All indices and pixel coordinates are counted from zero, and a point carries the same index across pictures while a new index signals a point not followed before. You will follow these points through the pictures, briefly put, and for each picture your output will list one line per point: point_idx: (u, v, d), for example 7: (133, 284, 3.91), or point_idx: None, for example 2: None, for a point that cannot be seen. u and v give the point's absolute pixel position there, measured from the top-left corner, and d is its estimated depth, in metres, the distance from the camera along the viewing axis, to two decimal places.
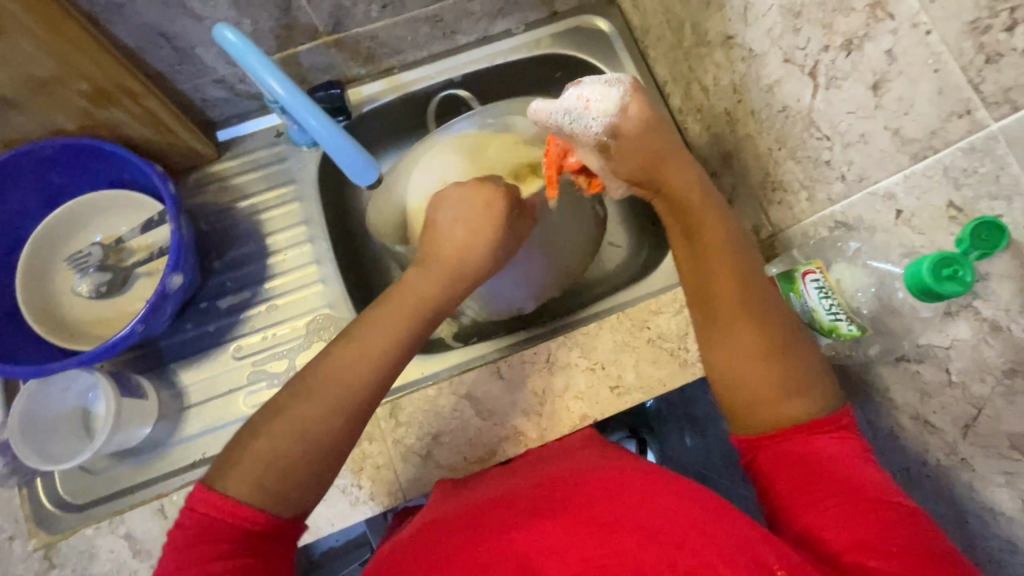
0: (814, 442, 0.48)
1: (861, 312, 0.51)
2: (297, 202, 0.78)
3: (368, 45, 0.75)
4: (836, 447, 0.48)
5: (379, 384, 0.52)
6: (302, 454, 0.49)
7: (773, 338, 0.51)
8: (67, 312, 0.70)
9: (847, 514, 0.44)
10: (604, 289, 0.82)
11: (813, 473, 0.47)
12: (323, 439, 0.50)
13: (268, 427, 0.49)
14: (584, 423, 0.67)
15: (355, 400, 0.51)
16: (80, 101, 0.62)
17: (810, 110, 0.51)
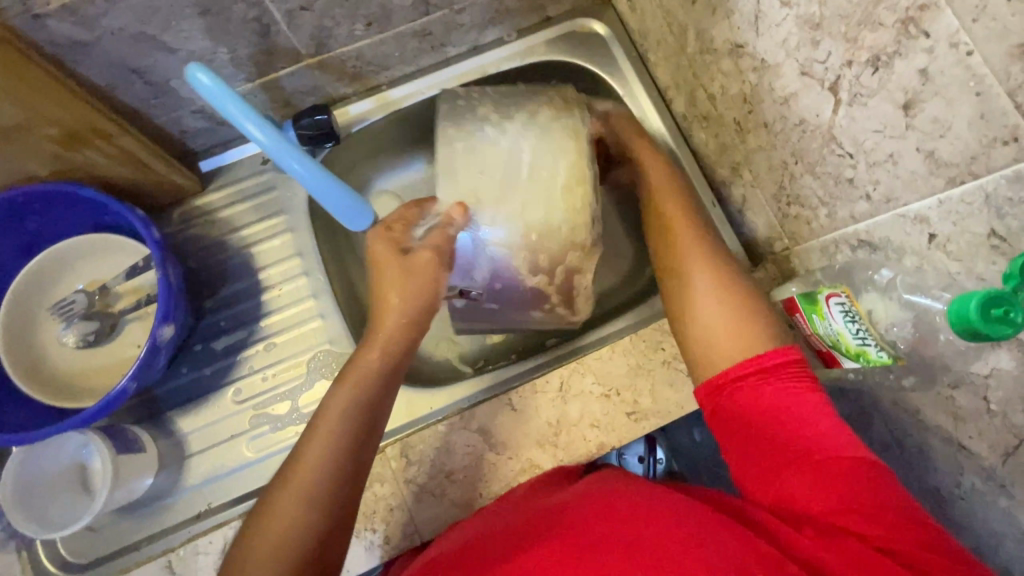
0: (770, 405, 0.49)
1: (897, 344, 0.48)
2: (289, 233, 0.74)
3: (354, 64, 0.71)
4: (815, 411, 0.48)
5: (343, 453, 0.52)
6: (287, 554, 0.48)
7: (738, 292, 0.57)
8: (54, 365, 0.66)
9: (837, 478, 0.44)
10: (613, 305, 0.79)
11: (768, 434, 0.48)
12: (306, 535, 0.49)
13: (257, 529, 0.49)
14: (602, 451, 0.65)
15: (320, 486, 0.51)
16: (51, 145, 0.58)
17: (830, 126, 0.48)
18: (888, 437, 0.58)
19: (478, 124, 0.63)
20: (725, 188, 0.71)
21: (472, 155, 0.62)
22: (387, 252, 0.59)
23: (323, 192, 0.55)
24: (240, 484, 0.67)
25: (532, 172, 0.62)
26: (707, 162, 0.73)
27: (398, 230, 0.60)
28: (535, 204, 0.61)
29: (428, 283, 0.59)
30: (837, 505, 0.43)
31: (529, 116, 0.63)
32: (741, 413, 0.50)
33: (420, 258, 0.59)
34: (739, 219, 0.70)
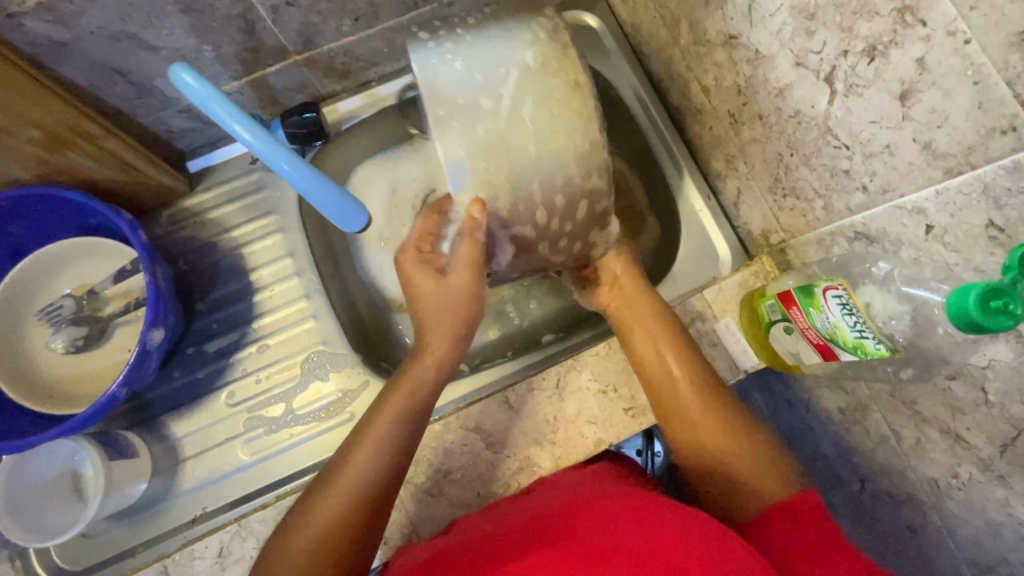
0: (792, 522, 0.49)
1: (895, 338, 0.47)
2: (280, 234, 0.73)
3: (342, 61, 0.70)
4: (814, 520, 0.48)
5: (383, 470, 0.52)
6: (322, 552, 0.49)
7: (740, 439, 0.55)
8: (42, 372, 0.65)
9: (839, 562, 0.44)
10: None
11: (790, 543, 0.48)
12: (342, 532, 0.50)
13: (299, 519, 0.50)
14: (600, 448, 0.65)
15: (360, 489, 0.51)
16: (32, 147, 0.56)
17: (826, 117, 0.48)
18: (885, 428, 0.58)
19: (464, 73, 0.52)
20: (720, 181, 0.70)
21: (466, 111, 0.51)
22: (425, 279, 0.58)
23: (317, 195, 0.52)
24: (237, 487, 0.66)
25: (540, 130, 0.51)
26: (702, 155, 0.72)
27: (428, 251, 0.58)
28: (553, 165, 0.52)
29: (466, 297, 0.57)
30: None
31: (524, 61, 0.52)
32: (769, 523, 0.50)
33: (462, 277, 0.56)
34: (735, 211, 0.70)
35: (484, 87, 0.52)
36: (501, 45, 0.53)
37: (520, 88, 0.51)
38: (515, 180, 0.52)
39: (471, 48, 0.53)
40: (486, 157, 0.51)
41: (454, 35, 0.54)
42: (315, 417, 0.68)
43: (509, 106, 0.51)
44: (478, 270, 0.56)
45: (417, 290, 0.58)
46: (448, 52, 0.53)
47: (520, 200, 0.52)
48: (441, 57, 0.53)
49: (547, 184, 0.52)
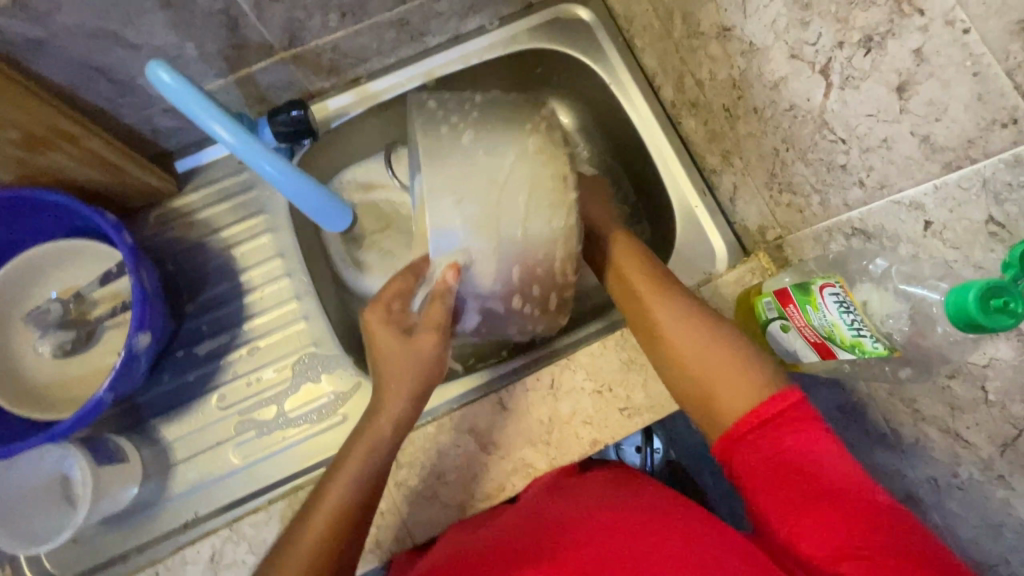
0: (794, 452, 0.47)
1: (893, 336, 0.47)
2: (269, 233, 0.72)
3: (330, 57, 0.69)
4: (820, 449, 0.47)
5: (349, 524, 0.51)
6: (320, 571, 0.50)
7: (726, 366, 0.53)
8: (30, 376, 0.64)
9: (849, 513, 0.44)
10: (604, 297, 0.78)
11: (777, 467, 0.47)
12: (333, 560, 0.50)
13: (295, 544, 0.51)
14: (595, 448, 0.64)
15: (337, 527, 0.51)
16: (12, 148, 0.55)
17: (822, 111, 0.47)
18: (884, 426, 0.57)
19: (459, 143, 0.53)
20: (715, 176, 0.69)
21: (459, 176, 0.52)
22: (386, 337, 0.55)
23: (302, 197, 0.52)
24: (228, 491, 0.65)
25: (529, 206, 0.52)
26: (697, 150, 0.71)
27: (397, 310, 0.56)
28: (536, 240, 0.53)
29: (433, 359, 0.55)
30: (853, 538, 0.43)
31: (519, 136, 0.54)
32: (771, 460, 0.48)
33: (428, 339, 0.54)
34: (731, 207, 0.69)
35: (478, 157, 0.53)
36: (502, 126, 0.54)
37: (514, 162, 0.52)
38: (498, 251, 0.53)
39: (465, 122, 0.55)
40: (473, 228, 0.52)
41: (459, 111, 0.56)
42: (306, 420, 0.67)
43: (499, 177, 0.52)
44: (445, 332, 0.55)
45: (380, 349, 0.55)
46: (447, 122, 0.55)
47: (498, 272, 0.53)
48: (440, 126, 0.55)
49: (528, 258, 0.53)
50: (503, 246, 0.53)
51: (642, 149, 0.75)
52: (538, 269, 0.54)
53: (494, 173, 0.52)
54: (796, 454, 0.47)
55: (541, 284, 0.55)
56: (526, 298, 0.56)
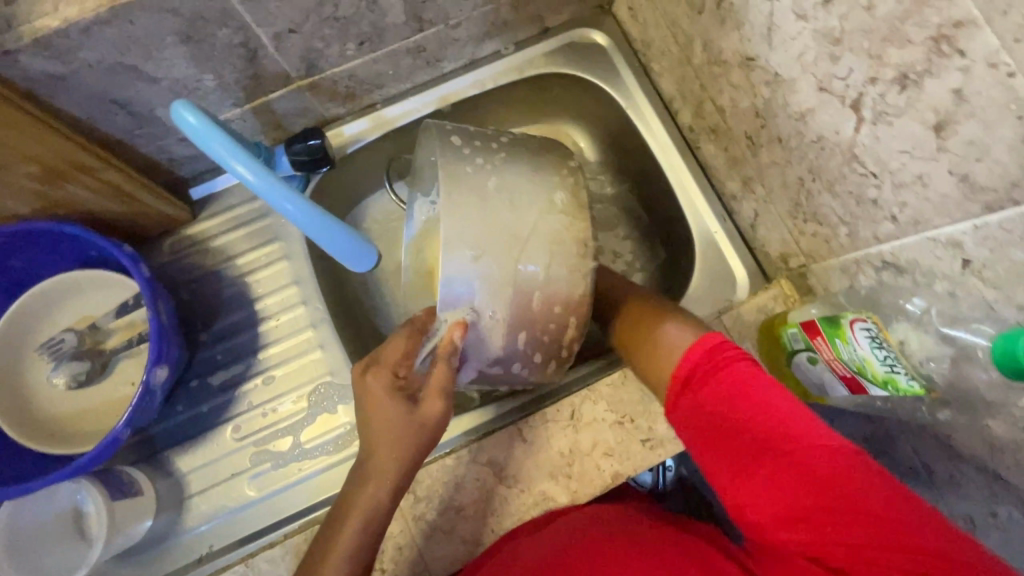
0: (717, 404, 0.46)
1: (934, 378, 0.45)
2: (285, 261, 0.72)
3: (346, 85, 0.68)
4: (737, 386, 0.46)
5: None
6: None
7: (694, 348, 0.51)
8: (44, 408, 0.64)
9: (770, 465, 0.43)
10: None
11: (717, 417, 0.46)
12: None
13: None
14: (616, 481, 0.63)
15: None
16: (30, 182, 0.55)
17: (852, 144, 0.46)
18: (915, 461, 0.55)
19: (484, 189, 0.54)
20: (735, 202, 0.68)
21: (480, 225, 0.52)
22: (388, 406, 0.52)
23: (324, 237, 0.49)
24: (241, 526, 0.64)
25: (547, 262, 0.53)
26: (716, 175, 0.70)
27: (403, 375, 0.54)
28: (549, 296, 0.54)
29: (435, 430, 0.53)
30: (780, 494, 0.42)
31: (544, 191, 0.56)
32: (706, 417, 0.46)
33: (433, 408, 0.52)
34: (751, 233, 0.68)
35: (501, 204, 0.54)
36: (530, 178, 0.56)
37: (536, 217, 0.54)
38: (510, 307, 0.53)
39: (492, 168, 0.56)
40: (489, 284, 0.52)
41: (486, 153, 0.57)
42: (323, 452, 0.66)
43: (522, 232, 0.53)
44: (449, 400, 0.53)
45: (379, 414, 0.52)
46: (474, 165, 0.55)
47: (507, 331, 0.54)
48: (465, 166, 0.55)
49: (538, 315, 0.54)
50: (515, 304, 0.53)
51: (660, 174, 0.74)
52: (544, 335, 0.55)
53: (515, 224, 0.53)
54: (735, 399, 0.45)
55: (543, 351, 0.56)
56: (526, 363, 0.57)
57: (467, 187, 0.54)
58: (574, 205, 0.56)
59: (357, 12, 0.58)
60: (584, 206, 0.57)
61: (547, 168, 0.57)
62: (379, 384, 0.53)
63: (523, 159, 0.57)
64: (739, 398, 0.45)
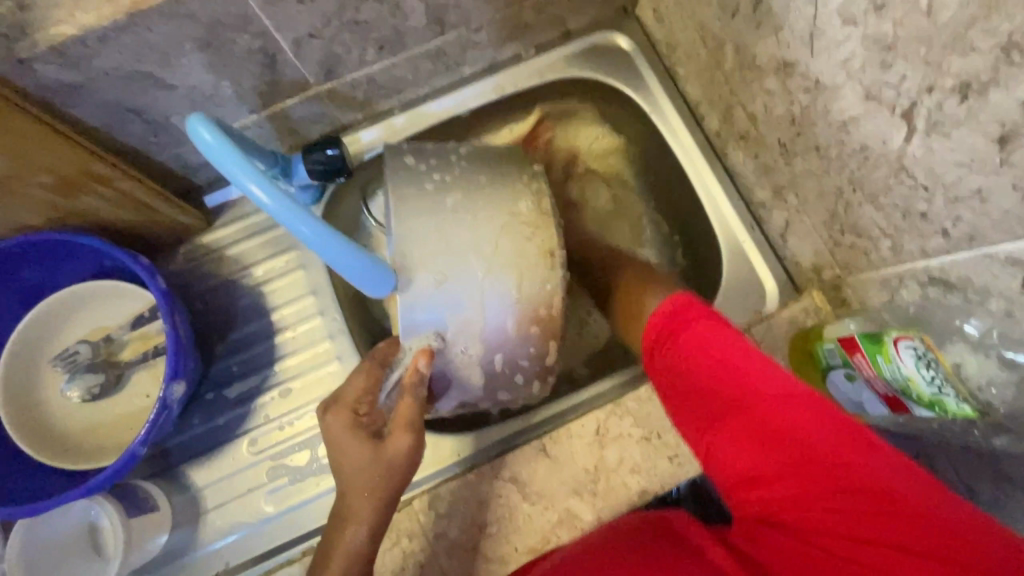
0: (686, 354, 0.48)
1: (995, 406, 0.43)
2: (302, 270, 0.70)
3: (364, 90, 0.67)
4: (698, 338, 0.48)
5: None
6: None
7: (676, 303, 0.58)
8: (58, 422, 0.62)
9: (731, 411, 0.44)
10: None
11: (686, 377, 0.48)
12: None
13: None
14: (644, 498, 0.61)
15: None
16: (44, 193, 0.53)
17: (900, 155, 0.44)
18: None
19: (441, 208, 0.49)
20: (764, 211, 0.66)
21: (440, 248, 0.48)
22: (350, 444, 0.46)
23: (342, 263, 0.42)
24: (263, 541, 0.63)
25: (518, 281, 0.49)
26: (743, 183, 0.68)
27: (365, 413, 0.48)
28: (523, 319, 0.50)
29: (405, 469, 0.46)
30: (745, 441, 0.43)
31: (507, 203, 0.51)
32: (676, 376, 0.48)
33: (400, 444, 0.45)
34: (782, 242, 0.65)
35: (458, 221, 0.49)
36: (492, 189, 0.51)
37: (500, 233, 0.50)
38: (483, 331, 0.49)
39: (448, 181, 0.51)
40: (454, 313, 0.48)
41: (439, 164, 0.52)
42: None
43: (487, 253, 0.49)
44: (420, 434, 0.47)
45: (344, 457, 0.46)
46: (430, 181, 0.50)
47: (478, 358, 0.50)
48: (422, 184, 0.50)
49: (515, 338, 0.50)
50: (491, 330, 0.49)
51: (685, 180, 0.72)
52: (522, 360, 0.51)
53: (477, 240, 0.49)
54: (692, 355, 0.48)
55: (524, 372, 0.52)
56: (508, 386, 0.53)
57: (418, 207, 0.49)
58: (532, 212, 0.51)
59: (378, 16, 0.57)
60: (548, 214, 0.52)
61: (509, 174, 0.53)
62: (343, 421, 0.47)
63: (489, 167, 0.53)
64: (701, 359, 0.47)
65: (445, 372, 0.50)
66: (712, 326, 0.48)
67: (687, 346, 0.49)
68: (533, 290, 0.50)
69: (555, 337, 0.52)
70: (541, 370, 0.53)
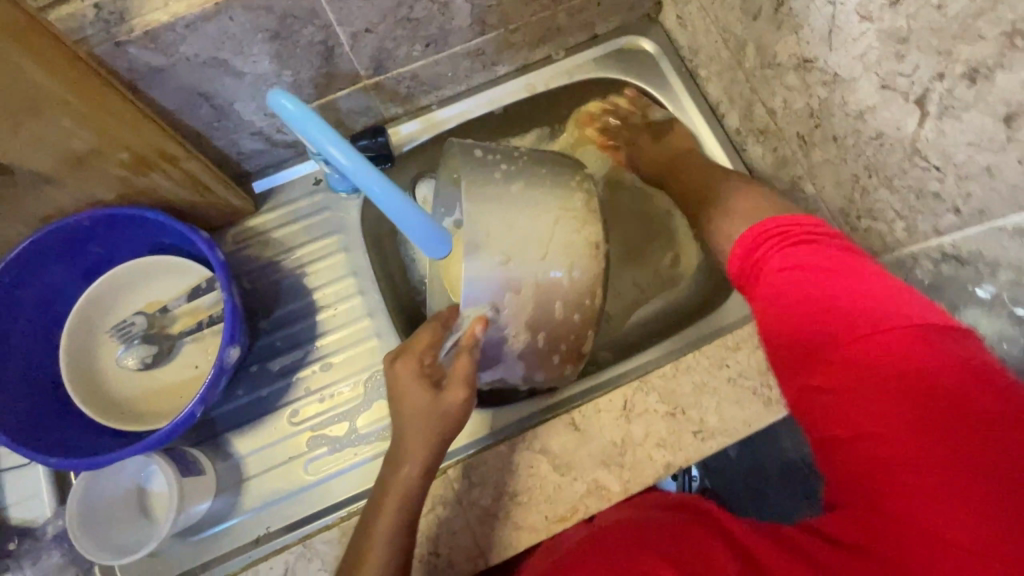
0: (783, 283, 0.47)
1: None
2: (342, 253, 0.74)
3: (408, 85, 0.71)
4: (798, 266, 0.47)
5: None
6: None
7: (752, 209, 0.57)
8: (113, 388, 0.66)
9: (832, 344, 0.42)
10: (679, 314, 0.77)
11: (784, 310, 0.46)
12: None
13: None
14: (669, 471, 0.64)
15: None
16: (119, 169, 0.58)
17: (914, 139, 0.48)
18: None
19: (505, 193, 0.53)
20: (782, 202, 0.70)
21: (503, 229, 0.52)
22: (414, 394, 0.50)
23: (407, 223, 0.48)
24: (301, 507, 0.66)
25: (568, 269, 0.53)
26: (762, 176, 0.72)
27: (429, 364, 0.51)
28: (569, 303, 0.54)
29: (458, 418, 0.51)
30: (847, 375, 0.41)
31: (563, 197, 0.55)
32: (774, 307, 0.47)
33: (456, 397, 0.50)
34: None
35: (522, 209, 0.53)
36: (552, 183, 0.55)
37: (555, 224, 0.53)
38: (531, 311, 0.53)
39: (514, 170, 0.55)
40: (513, 290, 0.52)
41: (506, 156, 0.56)
42: (379, 437, 0.68)
43: (544, 238, 0.52)
44: (473, 389, 0.51)
45: (406, 404, 0.50)
46: (498, 170, 0.54)
47: (525, 333, 0.54)
48: (491, 171, 0.54)
49: (560, 319, 0.54)
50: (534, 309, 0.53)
51: None
52: (561, 342, 0.56)
53: (534, 224, 0.53)
54: (790, 286, 0.46)
55: (562, 353, 0.56)
56: (544, 367, 0.57)
57: (484, 192, 0.53)
58: (586, 209, 0.55)
59: (428, 14, 0.62)
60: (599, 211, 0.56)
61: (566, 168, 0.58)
62: (410, 373, 0.50)
63: (548, 164, 0.57)
64: (801, 289, 0.45)
65: (497, 343, 0.54)
66: (813, 254, 0.47)
67: (783, 277, 0.47)
68: (582, 276, 0.54)
69: (593, 325, 0.56)
70: (578, 353, 0.58)
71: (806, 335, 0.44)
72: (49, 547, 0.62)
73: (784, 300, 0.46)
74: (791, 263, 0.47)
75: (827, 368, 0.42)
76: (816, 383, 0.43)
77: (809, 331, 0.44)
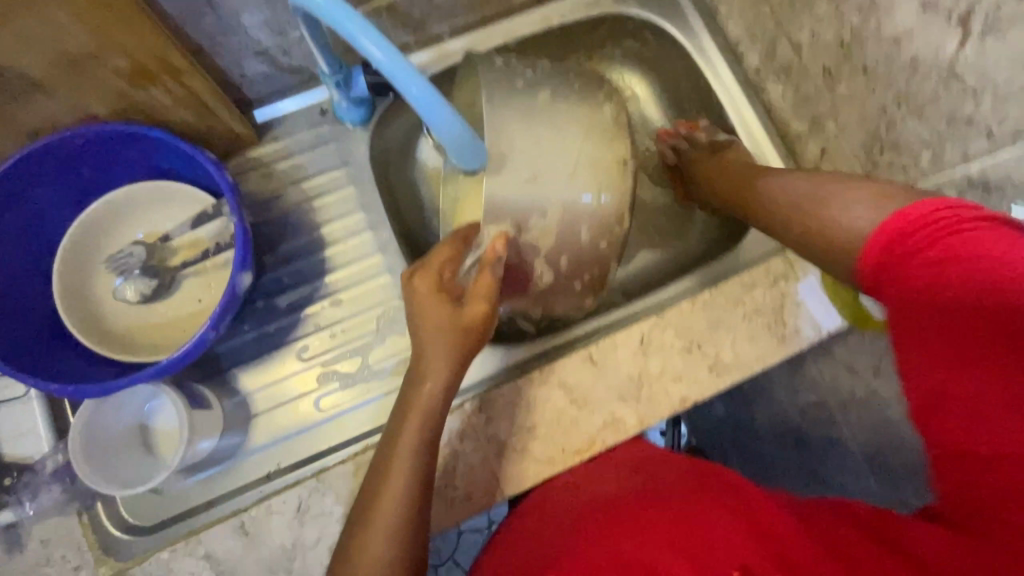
0: (923, 281, 0.40)
1: None
2: (352, 186, 0.71)
3: (421, 8, 0.68)
4: (952, 260, 0.39)
5: (411, 509, 0.48)
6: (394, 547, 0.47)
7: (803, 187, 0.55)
8: (111, 320, 0.63)
9: (970, 358, 0.38)
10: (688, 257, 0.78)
11: (926, 307, 0.40)
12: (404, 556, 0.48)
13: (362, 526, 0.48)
14: (684, 405, 0.64)
15: (400, 513, 0.48)
16: (117, 79, 0.53)
17: (951, 62, 0.48)
18: None
19: (530, 107, 0.53)
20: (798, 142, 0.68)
21: (529, 146, 0.53)
22: (435, 305, 0.50)
23: (441, 127, 0.47)
24: (313, 443, 0.65)
25: (595, 191, 0.54)
26: (779, 116, 0.70)
27: (447, 279, 0.51)
28: (597, 230, 0.55)
29: (478, 333, 0.51)
30: (985, 400, 0.37)
31: (589, 114, 0.55)
32: (912, 304, 0.41)
33: (476, 314, 0.51)
34: None
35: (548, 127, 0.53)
36: (575, 99, 0.55)
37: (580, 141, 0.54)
38: (555, 235, 0.54)
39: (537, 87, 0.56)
40: (540, 206, 0.53)
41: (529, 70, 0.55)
42: (392, 373, 0.67)
43: (571, 157, 0.53)
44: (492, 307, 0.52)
45: (426, 320, 0.51)
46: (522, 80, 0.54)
47: (547, 256, 0.55)
48: (515, 80, 0.54)
49: (585, 247, 0.56)
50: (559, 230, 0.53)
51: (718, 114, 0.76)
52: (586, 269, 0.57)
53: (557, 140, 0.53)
54: (936, 290, 0.40)
55: (584, 281, 0.58)
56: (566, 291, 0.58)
57: (508, 103, 0.53)
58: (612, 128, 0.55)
59: None
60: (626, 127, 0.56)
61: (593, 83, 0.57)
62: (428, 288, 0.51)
63: (572, 83, 0.56)
64: (953, 291, 0.39)
65: (520, 267, 0.55)
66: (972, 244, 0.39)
67: (926, 274, 0.40)
68: (605, 198, 0.55)
69: (616, 255, 0.58)
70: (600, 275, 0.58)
71: (949, 345, 0.39)
72: (48, 483, 0.60)
73: (940, 311, 0.40)
74: (944, 257, 0.40)
75: (964, 386, 0.38)
76: (939, 398, 0.40)
77: (954, 340, 0.39)
